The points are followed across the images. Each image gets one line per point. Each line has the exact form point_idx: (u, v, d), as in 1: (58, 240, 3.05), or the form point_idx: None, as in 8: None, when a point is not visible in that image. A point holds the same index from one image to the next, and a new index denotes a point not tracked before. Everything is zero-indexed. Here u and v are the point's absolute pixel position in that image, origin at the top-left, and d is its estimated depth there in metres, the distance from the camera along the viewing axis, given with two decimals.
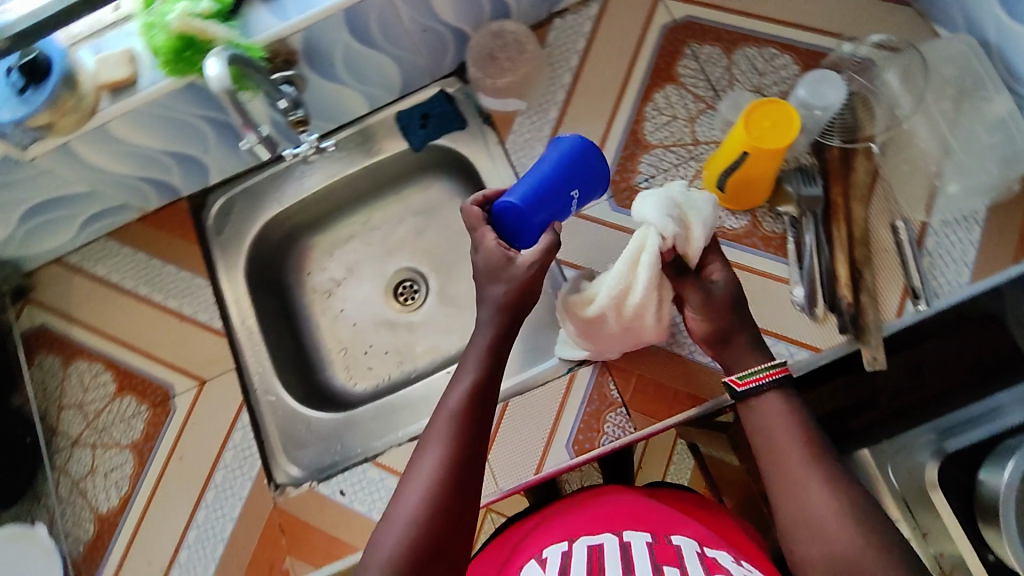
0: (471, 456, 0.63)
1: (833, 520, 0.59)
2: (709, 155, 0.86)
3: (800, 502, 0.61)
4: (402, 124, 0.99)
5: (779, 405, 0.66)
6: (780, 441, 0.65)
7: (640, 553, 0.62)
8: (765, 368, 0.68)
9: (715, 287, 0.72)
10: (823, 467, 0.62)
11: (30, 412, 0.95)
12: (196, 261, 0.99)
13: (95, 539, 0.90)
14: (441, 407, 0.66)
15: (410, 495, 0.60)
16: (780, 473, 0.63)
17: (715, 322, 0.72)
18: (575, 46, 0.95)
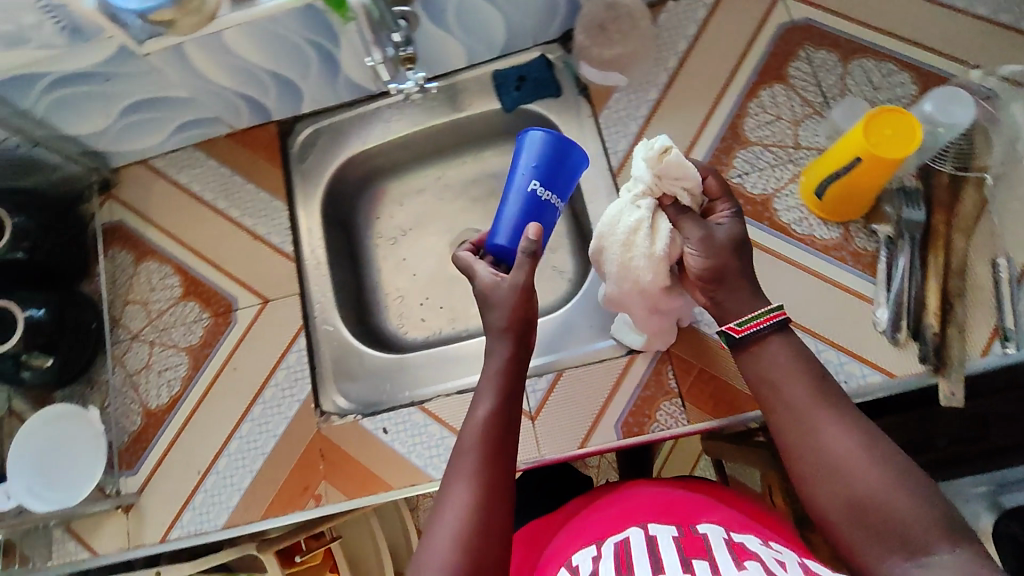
0: (498, 491, 0.60)
1: (857, 464, 0.55)
2: (810, 161, 0.84)
3: (819, 451, 0.57)
4: (498, 82, 0.97)
5: (781, 357, 0.62)
6: (785, 394, 0.60)
7: (666, 547, 0.57)
8: (758, 312, 0.62)
9: (718, 228, 0.64)
10: (833, 412, 0.58)
11: (98, 300, 0.98)
12: (276, 185, 1.00)
13: (140, 432, 0.93)
14: (461, 444, 0.63)
15: (439, 543, 0.57)
16: (792, 430, 0.59)
17: (718, 262, 0.63)
18: (686, 31, 0.92)
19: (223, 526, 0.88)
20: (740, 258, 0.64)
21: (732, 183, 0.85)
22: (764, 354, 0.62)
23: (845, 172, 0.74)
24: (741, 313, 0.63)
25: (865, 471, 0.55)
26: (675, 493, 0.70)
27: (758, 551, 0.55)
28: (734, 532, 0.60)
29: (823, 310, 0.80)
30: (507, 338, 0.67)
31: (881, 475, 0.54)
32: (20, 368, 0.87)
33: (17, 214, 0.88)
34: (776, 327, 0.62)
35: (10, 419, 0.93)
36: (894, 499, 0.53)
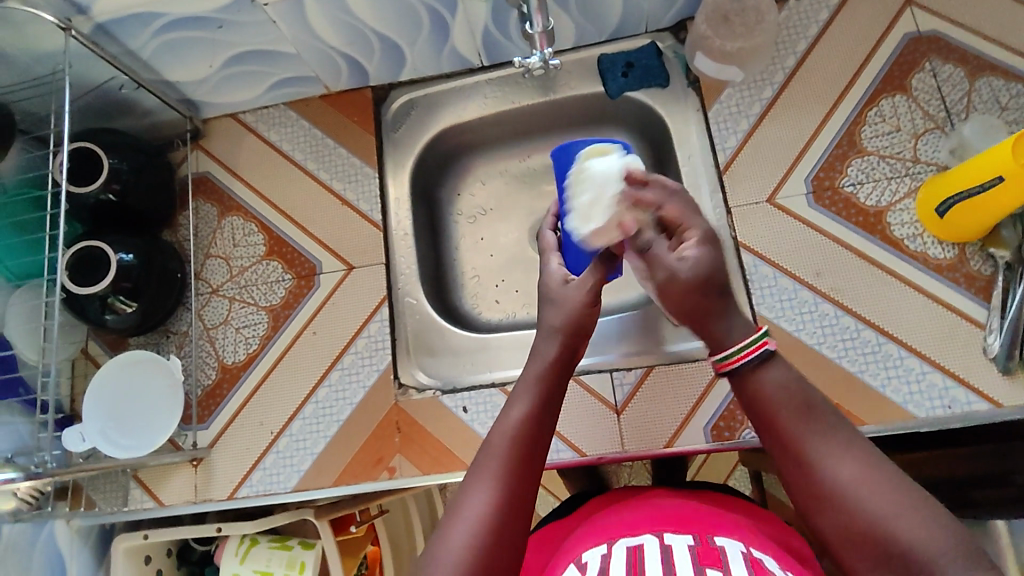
0: (523, 498, 0.55)
1: (867, 485, 0.49)
2: (928, 177, 0.81)
3: (819, 478, 0.51)
4: (603, 67, 0.94)
5: (775, 379, 0.56)
6: (779, 417, 0.54)
7: (681, 556, 0.51)
8: (738, 346, 0.56)
9: (682, 263, 0.59)
10: (833, 433, 0.52)
11: (182, 250, 0.97)
12: (367, 151, 0.98)
13: (215, 386, 0.92)
14: (489, 443, 0.58)
15: (454, 542, 0.51)
16: (792, 457, 0.53)
17: (689, 303, 0.59)
18: (808, 31, 0.88)
19: (292, 489, 0.87)
20: (715, 293, 0.59)
21: (844, 192, 0.84)
22: (757, 379, 0.56)
23: (980, 191, 0.72)
24: (722, 347, 0.58)
25: (870, 496, 0.48)
26: (695, 506, 0.63)
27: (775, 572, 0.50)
28: (754, 548, 0.54)
29: (929, 330, 0.78)
30: (560, 342, 0.65)
31: (885, 498, 0.48)
32: (104, 310, 0.85)
33: (112, 155, 0.87)
34: (763, 359, 0.56)
35: (84, 360, 0.93)
36: (904, 528, 0.47)
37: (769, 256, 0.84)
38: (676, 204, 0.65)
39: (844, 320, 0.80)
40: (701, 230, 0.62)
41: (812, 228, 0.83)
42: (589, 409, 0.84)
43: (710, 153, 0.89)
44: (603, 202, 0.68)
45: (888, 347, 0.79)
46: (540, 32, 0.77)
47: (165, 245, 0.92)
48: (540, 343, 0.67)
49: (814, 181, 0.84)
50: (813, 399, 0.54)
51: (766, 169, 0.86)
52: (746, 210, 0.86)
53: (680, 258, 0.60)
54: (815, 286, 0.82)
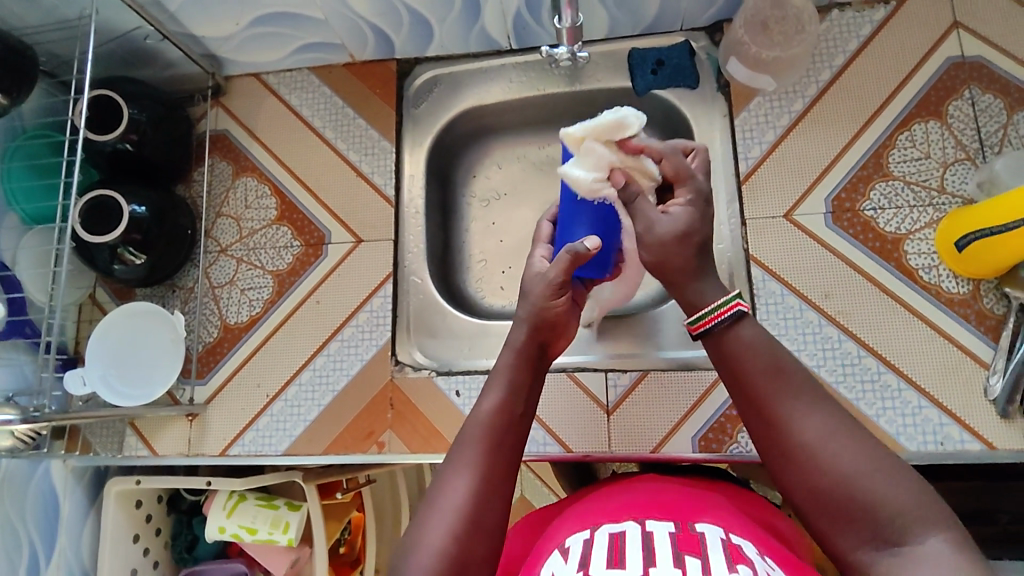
0: (499, 482, 0.57)
1: (830, 443, 0.52)
2: (951, 208, 0.80)
3: (791, 439, 0.53)
4: (634, 62, 0.93)
5: (749, 338, 0.57)
6: (751, 379, 0.56)
7: (660, 542, 0.51)
8: (713, 306, 0.58)
9: (663, 218, 0.62)
10: (801, 391, 0.55)
11: (195, 207, 0.97)
12: (386, 125, 0.97)
13: (215, 345, 0.93)
14: (465, 434, 0.61)
15: (433, 529, 0.53)
16: (763, 418, 0.55)
17: (666, 258, 0.61)
18: (847, 45, 0.86)
19: (282, 453, 0.88)
20: (691, 250, 0.61)
21: (863, 215, 0.82)
22: (732, 338, 0.57)
23: (994, 233, 0.71)
24: (698, 309, 0.60)
25: (837, 452, 0.51)
26: (679, 489, 0.62)
27: (753, 559, 0.50)
28: (734, 534, 0.54)
29: (933, 364, 0.77)
30: (528, 332, 0.67)
31: (853, 456, 0.51)
32: (113, 260, 0.85)
33: (132, 105, 0.87)
34: (736, 319, 0.58)
35: (90, 306, 0.95)
36: (871, 484, 0.49)
37: (778, 271, 0.83)
38: (678, 160, 0.64)
39: (846, 346, 0.79)
40: (693, 188, 0.64)
41: (826, 249, 0.82)
42: (582, 406, 0.84)
43: (731, 162, 0.88)
44: (600, 149, 0.65)
45: (887, 377, 0.78)
46: (569, 27, 0.79)
47: (178, 200, 0.92)
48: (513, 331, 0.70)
49: (834, 202, 0.82)
50: (784, 359, 0.56)
51: (786, 184, 0.85)
52: (762, 223, 0.84)
53: (661, 214, 0.62)
54: (822, 308, 0.81)
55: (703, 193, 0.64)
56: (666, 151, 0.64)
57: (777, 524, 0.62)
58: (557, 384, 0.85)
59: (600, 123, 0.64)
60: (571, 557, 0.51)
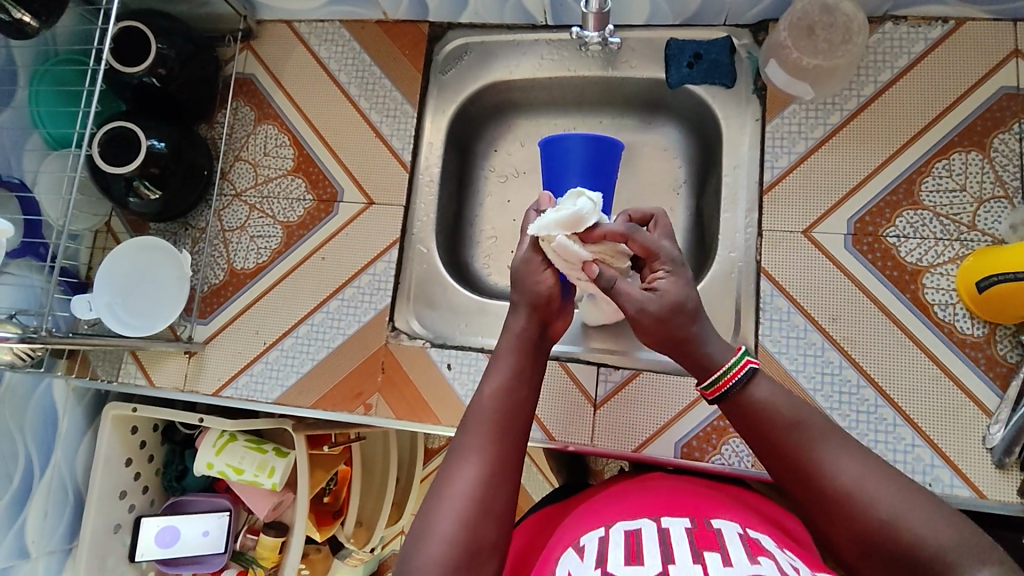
0: (505, 469, 0.58)
1: (868, 489, 0.50)
2: (979, 246, 0.76)
3: (824, 491, 0.52)
4: (671, 52, 0.90)
5: (765, 395, 0.57)
6: (772, 435, 0.55)
7: (678, 537, 0.52)
8: (724, 369, 0.58)
9: (651, 296, 0.61)
10: (829, 440, 0.54)
11: (214, 148, 0.98)
12: (411, 88, 0.95)
13: (220, 288, 0.94)
14: (472, 419, 0.61)
15: (442, 521, 0.54)
16: (794, 472, 0.54)
17: (667, 328, 0.60)
18: (897, 61, 0.83)
19: (274, 402, 0.90)
20: (689, 317, 0.60)
21: (885, 241, 0.79)
22: (747, 399, 0.57)
23: (1002, 279, 0.70)
24: (710, 373, 0.60)
25: (874, 495, 0.50)
26: (689, 489, 0.64)
27: (773, 552, 0.52)
28: (750, 530, 0.55)
29: (933, 404, 0.75)
30: (527, 314, 0.67)
31: (892, 496, 0.50)
32: (128, 192, 0.86)
33: (161, 40, 0.87)
34: (747, 379, 0.58)
35: (105, 234, 0.96)
36: (913, 524, 0.48)
37: (788, 288, 0.81)
38: (642, 236, 0.64)
39: (846, 372, 0.77)
40: (667, 257, 0.63)
41: (842, 272, 0.80)
42: (569, 396, 0.84)
43: (757, 168, 0.86)
44: (566, 242, 0.66)
45: (884, 411, 0.76)
46: (595, 12, 0.80)
47: (198, 140, 0.93)
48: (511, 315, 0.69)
49: (856, 224, 0.80)
50: (804, 413, 0.55)
51: (809, 200, 0.82)
52: (779, 237, 0.82)
53: (646, 291, 0.62)
54: (828, 331, 0.79)
55: (680, 260, 0.63)
56: (630, 231, 0.64)
57: (792, 521, 0.63)
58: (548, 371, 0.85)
59: (563, 216, 0.66)
60: (587, 554, 0.52)
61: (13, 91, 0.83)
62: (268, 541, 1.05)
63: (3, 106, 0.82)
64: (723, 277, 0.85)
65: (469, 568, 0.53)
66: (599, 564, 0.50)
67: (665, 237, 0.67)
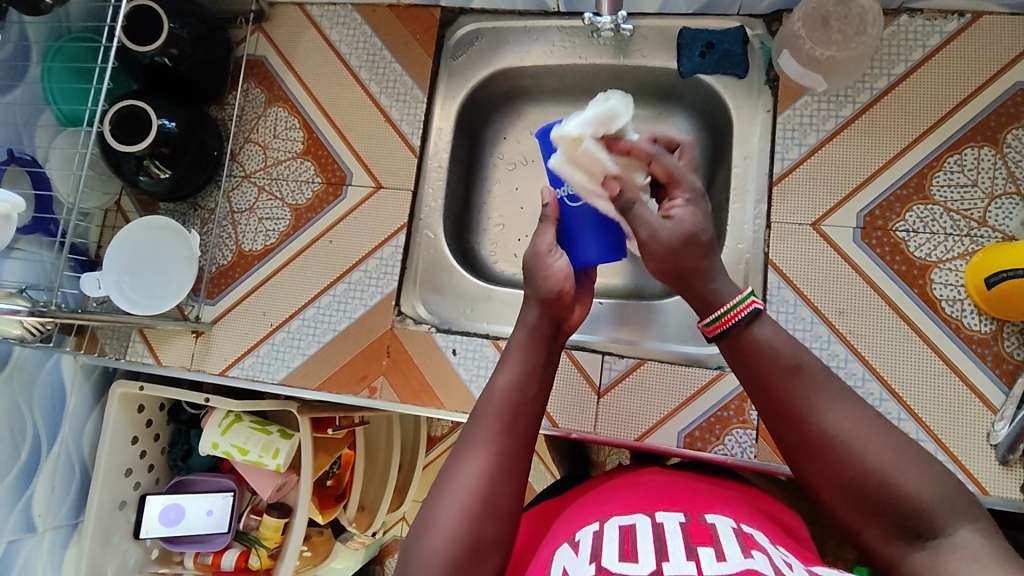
0: (513, 461, 0.58)
1: (862, 438, 0.50)
2: (989, 242, 0.76)
3: (816, 436, 0.52)
4: (683, 41, 0.90)
5: (766, 336, 0.55)
6: (770, 376, 0.54)
7: (672, 533, 0.53)
8: (728, 307, 0.57)
9: (667, 225, 0.60)
10: (826, 385, 0.53)
11: (224, 129, 0.98)
12: (422, 72, 0.95)
13: (228, 269, 0.94)
14: (480, 413, 0.61)
15: (447, 512, 0.55)
16: (788, 418, 0.53)
17: (674, 263, 0.59)
18: (911, 54, 0.82)
19: (279, 383, 0.90)
20: (700, 251, 0.59)
21: (894, 236, 0.79)
22: (751, 337, 0.56)
23: (1005, 276, 0.70)
24: (713, 310, 0.58)
25: (867, 447, 0.50)
26: (686, 484, 0.64)
27: (767, 547, 0.52)
28: (745, 525, 0.56)
29: (937, 399, 0.75)
30: (539, 310, 0.67)
31: (885, 447, 0.50)
32: (139, 170, 0.86)
33: (173, 20, 0.87)
34: (752, 318, 0.56)
35: (115, 213, 0.97)
36: (903, 478, 0.49)
37: (795, 280, 0.81)
38: (667, 159, 0.63)
39: (852, 365, 0.77)
40: (687, 188, 0.63)
41: (850, 265, 0.80)
42: (573, 383, 0.85)
43: (767, 160, 0.85)
44: (594, 149, 0.66)
45: (888, 405, 0.76)
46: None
47: (208, 120, 0.93)
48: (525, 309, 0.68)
49: (866, 217, 0.80)
50: (804, 356, 0.54)
51: (818, 192, 0.82)
52: (787, 229, 0.82)
53: (663, 220, 0.60)
54: (834, 324, 0.79)
55: (701, 193, 0.63)
56: (655, 153, 0.64)
57: (790, 517, 0.63)
58: None
59: (592, 117, 0.66)
60: (582, 549, 0.53)
61: (26, 67, 0.83)
62: (271, 522, 1.07)
63: (16, 82, 0.83)
64: (730, 268, 0.85)
65: (471, 561, 0.53)
66: (593, 559, 0.50)
67: (690, 168, 0.66)
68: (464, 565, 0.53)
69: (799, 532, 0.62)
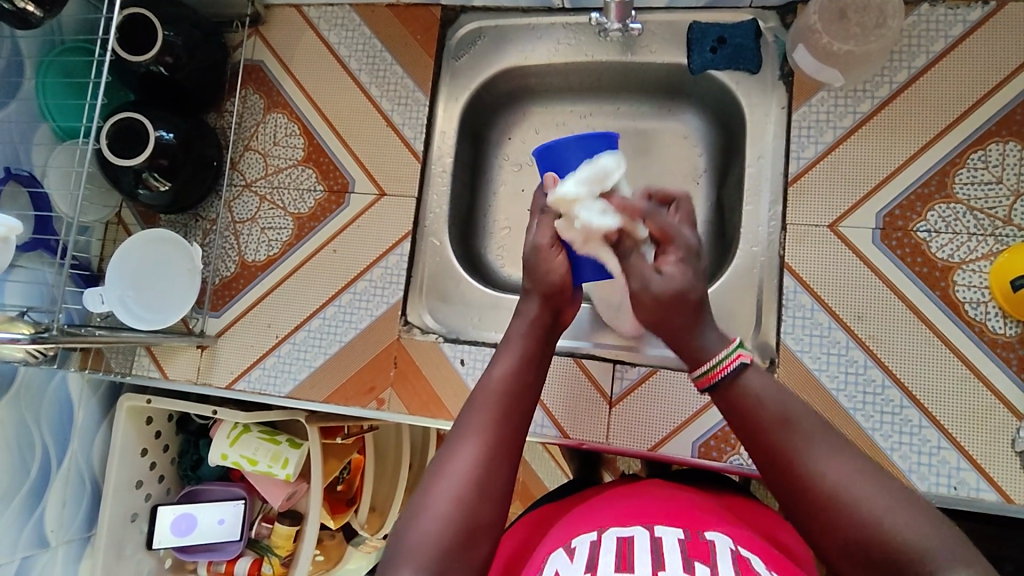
0: (507, 449, 0.58)
1: (849, 487, 0.49)
2: (1015, 242, 0.73)
3: (808, 482, 0.50)
4: (693, 36, 0.87)
5: (756, 388, 0.55)
6: (761, 430, 0.54)
7: (669, 548, 0.51)
8: (713, 362, 0.56)
9: (657, 278, 0.58)
10: (817, 436, 0.52)
11: (223, 137, 0.96)
12: (423, 74, 0.93)
13: (231, 280, 0.93)
14: (478, 401, 0.60)
15: (440, 495, 0.54)
16: (777, 465, 0.52)
17: (665, 315, 0.58)
18: (932, 45, 0.79)
19: (286, 395, 0.89)
20: (691, 305, 0.58)
21: (915, 237, 0.76)
22: (739, 393, 0.55)
23: None
24: (702, 363, 0.58)
25: (857, 494, 0.48)
26: (688, 498, 0.63)
27: (763, 572, 0.50)
28: (744, 547, 0.54)
29: (961, 406, 0.73)
30: (539, 302, 0.66)
31: (878, 496, 0.48)
32: (138, 184, 0.84)
33: (167, 27, 0.84)
34: (737, 373, 0.55)
35: (116, 225, 0.95)
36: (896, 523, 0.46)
37: (812, 284, 0.78)
38: (661, 219, 0.60)
39: (871, 372, 0.75)
40: (682, 245, 0.60)
41: (869, 268, 0.77)
42: (585, 393, 0.83)
43: (782, 158, 0.83)
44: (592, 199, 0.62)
45: (909, 412, 0.74)
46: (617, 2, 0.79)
47: (206, 129, 0.91)
48: (523, 300, 0.68)
49: (884, 219, 0.77)
50: (793, 410, 0.53)
51: (836, 192, 0.79)
52: (803, 231, 0.79)
53: (654, 272, 0.59)
54: (852, 330, 0.76)
55: (695, 250, 0.60)
56: (649, 210, 0.61)
57: (787, 536, 0.62)
58: (562, 367, 0.84)
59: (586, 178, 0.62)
60: (578, 557, 0.51)
61: (20, 83, 0.82)
62: (283, 530, 1.07)
63: (10, 98, 0.81)
64: (744, 273, 0.83)
65: (464, 547, 0.53)
66: (588, 569, 0.49)
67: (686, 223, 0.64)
68: (455, 552, 0.52)
69: (800, 553, 0.61)
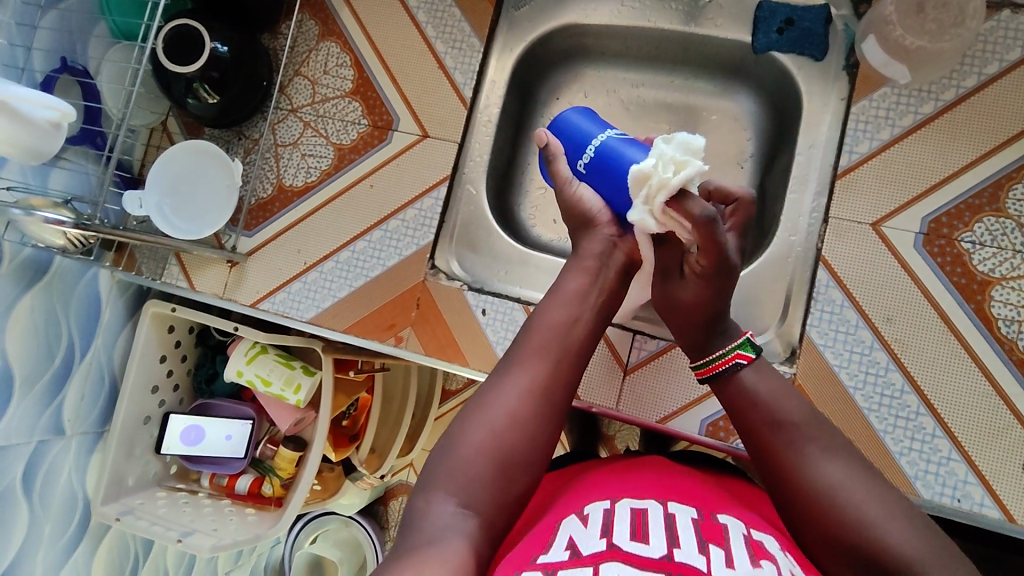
0: (549, 396, 0.60)
1: (844, 485, 0.54)
2: None
3: (804, 476, 0.55)
4: (761, 14, 0.85)
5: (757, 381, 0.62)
6: (763, 421, 0.59)
7: (684, 527, 0.51)
8: (717, 355, 0.64)
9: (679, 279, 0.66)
10: (816, 436, 0.57)
11: (275, 59, 0.96)
12: (481, 18, 0.91)
13: (267, 203, 0.93)
14: (528, 340, 0.64)
15: (477, 428, 0.57)
16: (772, 459, 0.58)
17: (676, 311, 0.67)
18: (1008, 53, 0.76)
19: (308, 320, 0.90)
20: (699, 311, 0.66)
21: (958, 246, 0.75)
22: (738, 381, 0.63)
23: None
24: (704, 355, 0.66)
25: (856, 496, 0.53)
26: (698, 479, 0.63)
27: (775, 556, 0.50)
28: (755, 530, 0.54)
29: (976, 421, 0.72)
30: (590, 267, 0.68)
31: (869, 496, 0.53)
32: (188, 93, 0.86)
33: None
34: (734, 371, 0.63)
35: (160, 133, 0.97)
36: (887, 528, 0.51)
37: (844, 280, 0.78)
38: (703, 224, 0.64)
39: (892, 375, 0.75)
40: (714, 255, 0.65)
41: (907, 271, 0.76)
42: (600, 357, 0.84)
43: (834, 151, 0.82)
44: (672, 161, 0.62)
45: (924, 420, 0.73)
46: None
47: (259, 49, 0.91)
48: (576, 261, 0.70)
49: (929, 225, 0.76)
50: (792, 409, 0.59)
51: (883, 191, 0.78)
52: (844, 225, 0.79)
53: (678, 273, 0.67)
54: (880, 331, 0.76)
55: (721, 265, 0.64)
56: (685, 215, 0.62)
57: None
58: None
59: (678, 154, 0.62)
60: (592, 523, 0.52)
61: None
62: (287, 453, 1.08)
63: None
64: (778, 262, 0.83)
65: (496, 480, 0.55)
66: (603, 536, 0.49)
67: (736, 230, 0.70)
68: (486, 483, 0.54)
69: None
